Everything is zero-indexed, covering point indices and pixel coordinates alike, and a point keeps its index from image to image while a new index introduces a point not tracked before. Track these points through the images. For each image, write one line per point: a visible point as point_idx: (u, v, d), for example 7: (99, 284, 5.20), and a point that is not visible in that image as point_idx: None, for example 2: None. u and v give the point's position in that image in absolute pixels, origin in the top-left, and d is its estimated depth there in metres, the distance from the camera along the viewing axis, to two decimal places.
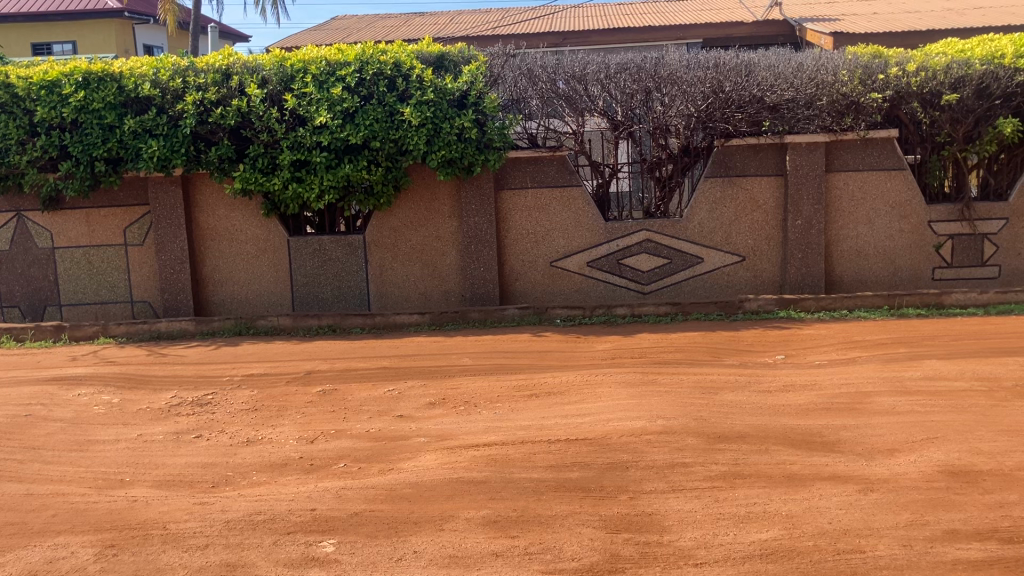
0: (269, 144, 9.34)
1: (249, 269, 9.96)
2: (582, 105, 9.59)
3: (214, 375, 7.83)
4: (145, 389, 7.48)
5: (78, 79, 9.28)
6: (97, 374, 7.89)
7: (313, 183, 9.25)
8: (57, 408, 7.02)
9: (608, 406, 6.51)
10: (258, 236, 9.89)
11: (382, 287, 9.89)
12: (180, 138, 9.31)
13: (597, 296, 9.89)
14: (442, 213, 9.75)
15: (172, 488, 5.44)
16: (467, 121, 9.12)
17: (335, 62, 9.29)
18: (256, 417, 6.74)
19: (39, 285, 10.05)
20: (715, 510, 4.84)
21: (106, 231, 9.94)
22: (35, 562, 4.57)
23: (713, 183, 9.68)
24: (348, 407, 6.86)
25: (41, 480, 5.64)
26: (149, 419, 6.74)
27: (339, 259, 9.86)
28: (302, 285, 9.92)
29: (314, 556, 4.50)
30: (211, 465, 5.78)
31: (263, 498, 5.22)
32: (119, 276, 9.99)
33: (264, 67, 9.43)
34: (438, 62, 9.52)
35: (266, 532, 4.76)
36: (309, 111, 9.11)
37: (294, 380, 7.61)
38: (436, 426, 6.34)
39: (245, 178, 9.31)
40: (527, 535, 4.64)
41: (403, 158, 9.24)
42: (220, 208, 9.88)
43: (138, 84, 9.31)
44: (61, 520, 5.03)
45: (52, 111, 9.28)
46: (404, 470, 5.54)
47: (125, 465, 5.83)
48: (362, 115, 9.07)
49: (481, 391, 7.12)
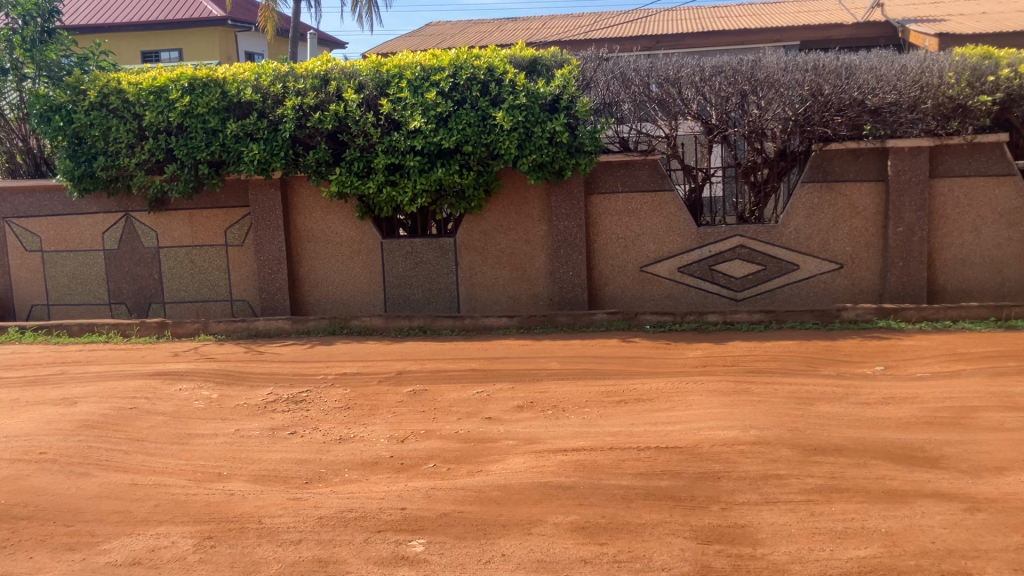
0: (364, 148, 9.49)
1: (342, 269, 10.16)
2: (675, 108, 9.50)
3: (309, 373, 8.00)
4: (243, 386, 7.70)
5: (184, 85, 9.64)
6: (199, 370, 8.15)
7: (406, 186, 9.39)
8: (161, 402, 7.28)
9: (699, 415, 6.39)
10: (353, 238, 10.08)
11: (472, 289, 9.96)
12: (279, 142, 9.53)
13: (689, 302, 9.75)
14: (532, 216, 9.76)
15: (267, 483, 5.58)
16: (559, 125, 9.09)
17: (430, 67, 9.36)
18: (348, 415, 6.87)
19: (145, 283, 10.45)
20: (810, 525, 4.71)
21: (209, 232, 10.27)
22: (138, 550, 4.73)
23: (811, 188, 9.45)
24: (437, 408, 6.92)
25: (145, 470, 5.85)
26: (246, 415, 6.94)
27: (429, 262, 9.97)
28: (394, 287, 10.06)
29: (403, 555, 4.55)
30: (305, 461, 5.91)
31: (354, 495, 5.31)
32: (220, 275, 10.32)
33: (361, 73, 9.55)
34: (530, 66, 9.52)
35: (357, 529, 4.83)
36: (403, 116, 9.25)
37: (385, 379, 7.72)
38: (524, 429, 6.33)
39: (341, 181, 9.50)
40: (615, 542, 4.60)
41: (495, 162, 9.32)
42: (316, 211, 10.11)
43: (240, 90, 9.59)
44: (162, 511, 5.20)
45: (159, 115, 9.66)
46: (492, 472, 5.56)
47: (223, 459, 6.01)
48: (455, 120, 9.17)
49: (570, 396, 7.08)
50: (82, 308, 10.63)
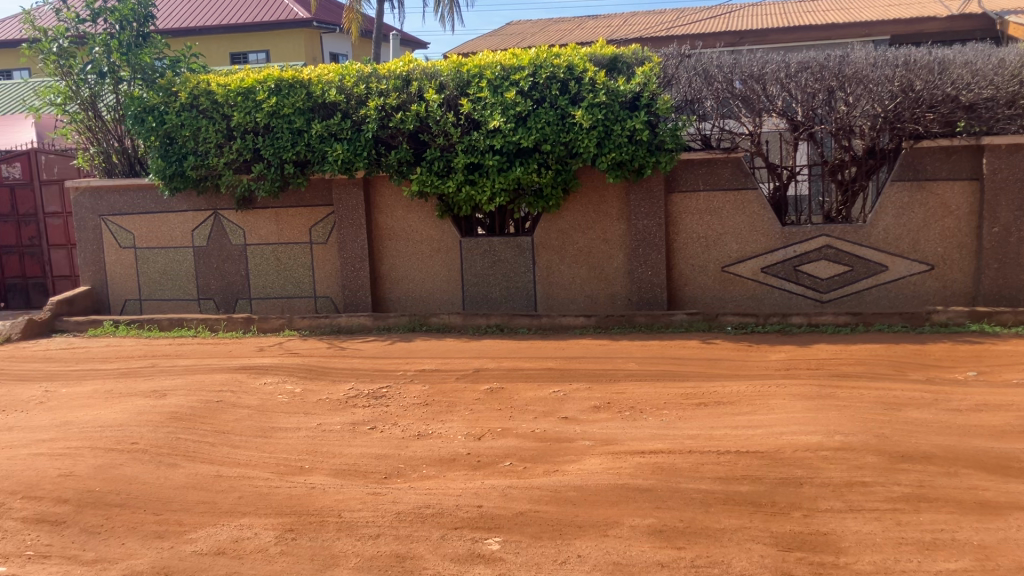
0: (444, 147, 9.58)
1: (423, 268, 10.26)
2: (759, 105, 9.31)
3: (388, 369, 8.11)
4: (325, 381, 7.85)
5: (271, 86, 9.86)
6: (283, 365, 8.33)
7: (484, 186, 9.43)
8: (246, 396, 7.47)
9: (781, 419, 6.26)
10: (433, 237, 10.17)
11: (550, 288, 9.95)
12: (362, 142, 9.70)
13: (772, 303, 9.55)
14: (611, 215, 9.70)
15: (347, 477, 5.68)
16: (639, 122, 9.02)
17: (509, 66, 9.36)
18: (427, 411, 6.93)
19: (232, 280, 10.73)
20: (896, 534, 4.57)
21: (294, 230, 10.49)
22: (223, 540, 4.85)
23: (900, 187, 9.14)
24: (514, 407, 6.93)
25: (230, 462, 6.01)
26: (328, 410, 7.07)
27: (508, 261, 9.99)
28: (473, 285, 10.12)
29: (479, 553, 4.57)
30: (384, 457, 5.99)
31: (432, 492, 5.35)
32: (304, 272, 10.53)
33: (442, 73, 9.65)
34: (611, 64, 9.45)
35: (434, 526, 4.87)
36: (483, 115, 9.29)
37: (463, 376, 7.77)
38: (601, 430, 6.29)
39: (422, 180, 9.61)
40: (693, 547, 4.53)
41: (574, 160, 9.29)
42: (397, 210, 10.23)
43: (325, 91, 9.78)
44: (246, 502, 5.33)
45: (247, 116, 9.92)
46: (569, 472, 5.55)
47: (305, 452, 6.14)
48: (535, 119, 9.18)
49: (648, 398, 7.01)
50: (172, 303, 10.98)
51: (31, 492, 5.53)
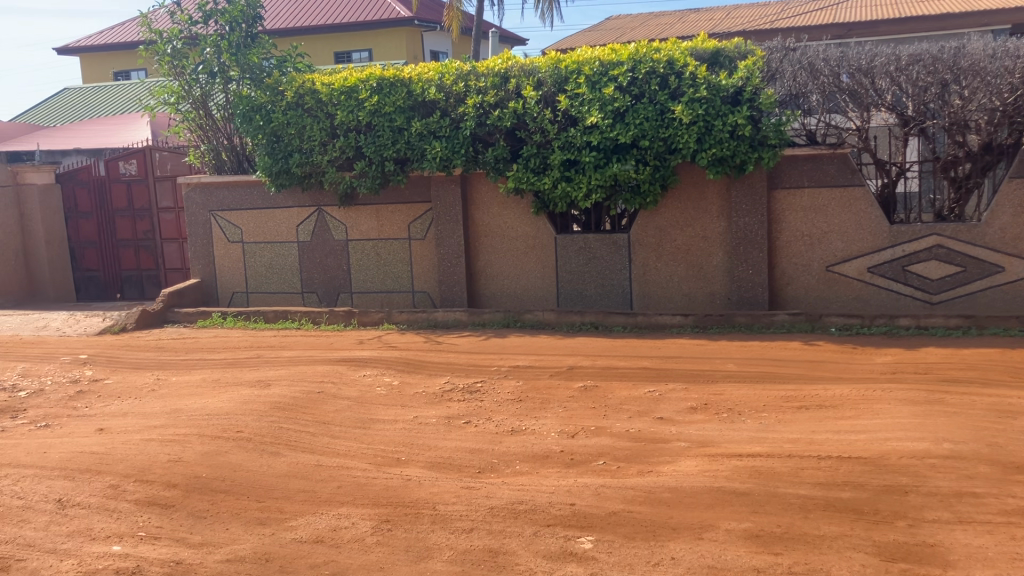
0: (541, 144, 9.61)
1: (519, 264, 10.30)
2: (867, 99, 9.01)
3: (484, 364, 8.17)
4: (422, 374, 7.97)
5: (373, 85, 10.07)
6: (382, 358, 8.50)
7: (581, 182, 9.41)
8: (346, 387, 7.65)
9: (886, 424, 6.05)
10: (529, 233, 10.20)
11: (647, 286, 9.85)
12: (461, 139, 9.79)
13: (878, 304, 9.24)
14: (711, 212, 9.53)
15: (442, 470, 5.75)
16: (741, 117, 8.82)
17: (608, 62, 9.31)
18: (521, 407, 6.96)
19: (334, 274, 11.00)
20: (1009, 549, 4.36)
21: (393, 226, 10.68)
22: (322, 529, 4.98)
23: (1019, 184, 8.71)
24: (609, 405, 6.89)
25: (330, 452, 6.17)
26: (424, 403, 7.17)
27: (604, 258, 9.94)
28: (568, 282, 10.10)
29: (572, 551, 4.56)
30: (478, 451, 6.04)
31: (525, 488, 5.37)
32: (403, 268, 10.71)
33: (540, 69, 9.62)
34: (712, 59, 9.29)
35: (527, 522, 4.89)
36: (580, 112, 9.27)
37: (557, 373, 7.77)
38: (697, 431, 6.20)
39: (518, 177, 9.65)
40: (791, 553, 4.43)
41: (672, 157, 9.17)
42: (494, 206, 10.29)
43: (425, 89, 9.92)
44: (345, 492, 5.46)
45: (349, 114, 10.16)
46: (663, 473, 5.49)
47: (402, 445, 6.24)
48: (633, 115, 9.10)
49: (746, 399, 6.87)
50: (277, 295, 11.31)
51: (143, 475, 5.79)
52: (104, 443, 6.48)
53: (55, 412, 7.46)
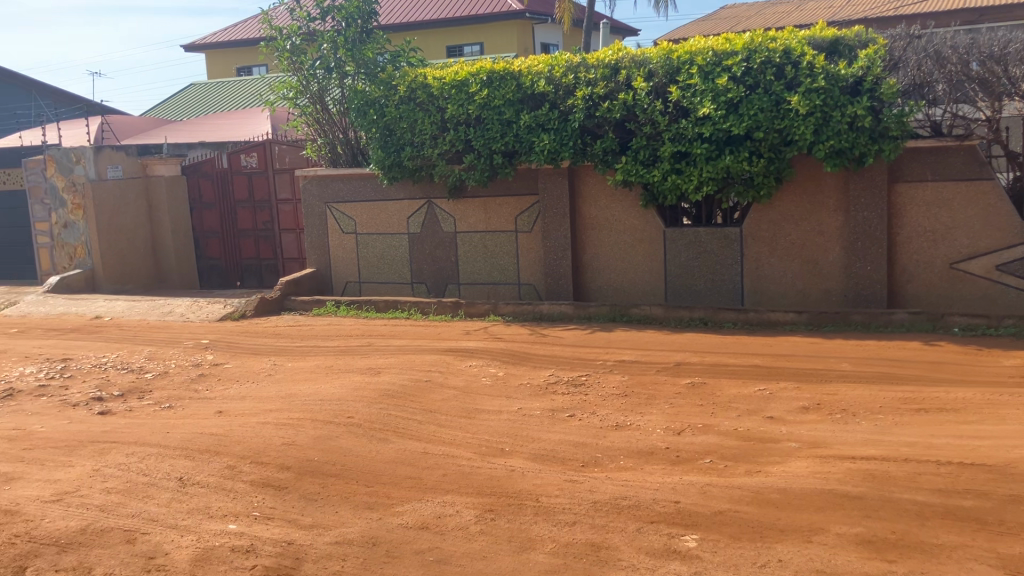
0: (651, 136, 9.49)
1: (626, 258, 10.22)
2: (999, 88, 8.52)
3: (589, 358, 8.15)
4: (527, 366, 8.01)
5: (483, 79, 10.17)
6: (488, 349, 8.58)
7: (692, 175, 9.26)
8: (452, 377, 7.76)
9: (1013, 431, 5.74)
10: (637, 227, 10.10)
11: (758, 282, 9.63)
12: (569, 132, 9.77)
13: (1007, 304, 8.78)
14: (827, 207, 9.23)
15: (546, 463, 5.77)
16: (861, 108, 8.52)
17: (722, 52, 9.12)
18: (626, 402, 6.91)
19: (442, 265, 11.15)
20: None
21: (501, 218, 10.74)
22: (427, 515, 5.07)
23: None
24: (716, 403, 6.77)
25: (436, 440, 6.26)
26: (529, 395, 7.21)
27: (714, 252, 9.76)
28: (677, 276, 9.96)
29: (675, 548, 4.51)
30: (582, 445, 6.03)
31: (629, 483, 5.34)
32: (509, 260, 10.77)
33: (651, 60, 9.49)
34: (831, 47, 8.98)
35: (630, 518, 4.85)
36: (692, 103, 9.13)
37: (664, 369, 7.68)
38: (808, 432, 6.03)
39: (627, 170, 9.56)
40: (906, 561, 4.25)
41: (787, 149, 8.93)
42: (602, 199, 10.24)
43: (534, 81, 9.91)
44: (450, 480, 5.54)
45: (460, 107, 10.31)
46: (772, 474, 5.36)
47: (506, 435, 6.29)
48: (747, 106, 8.90)
49: (861, 400, 6.63)
50: (388, 286, 11.56)
51: (259, 457, 6.01)
52: (223, 425, 6.75)
53: (178, 394, 7.82)
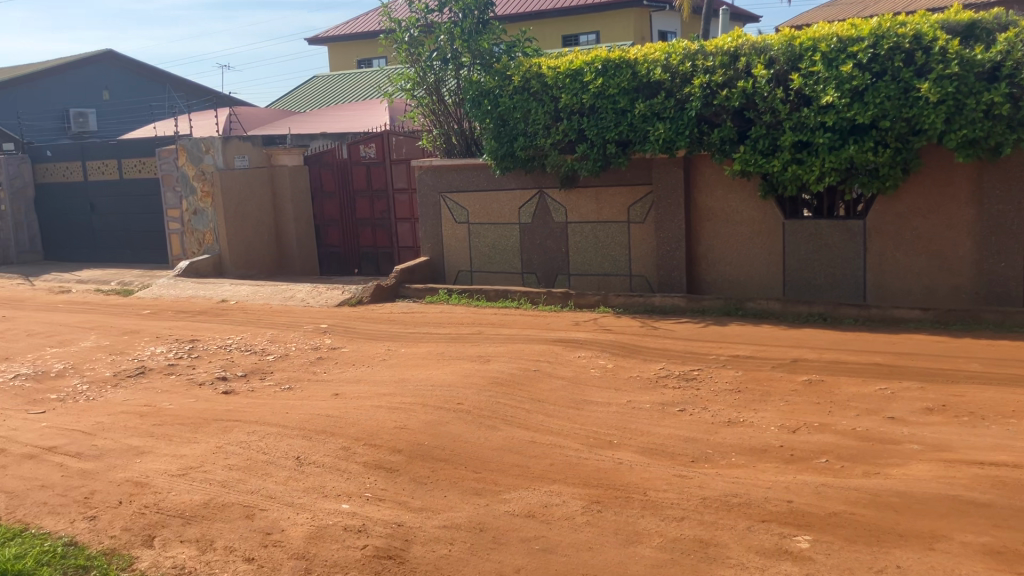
0: (771, 125, 9.23)
1: (742, 250, 10.00)
2: None
3: (702, 352, 8.00)
4: (637, 359, 7.93)
5: (598, 67, 10.11)
6: (598, 340, 8.54)
7: (813, 165, 8.96)
8: (561, 367, 7.76)
9: None
10: (754, 218, 9.86)
11: (881, 277, 9.24)
12: (685, 120, 9.58)
13: None
14: (958, 199, 8.77)
15: (655, 457, 5.70)
16: (999, 95, 8.08)
17: (847, 38, 8.81)
18: (739, 398, 6.76)
19: (553, 256, 11.15)
20: None
21: (613, 209, 10.66)
22: (533, 504, 5.08)
23: None
24: (834, 401, 6.55)
25: (544, 430, 6.27)
26: (639, 388, 7.14)
27: (836, 245, 9.43)
28: (795, 270, 9.68)
29: (787, 549, 4.38)
30: (692, 440, 5.93)
31: (740, 480, 5.22)
32: (621, 251, 10.69)
33: (772, 47, 9.24)
34: (966, 31, 8.53)
35: (740, 516, 4.74)
36: (815, 91, 8.83)
37: (779, 365, 7.47)
38: (932, 434, 5.76)
39: (745, 160, 9.33)
40: None
41: (916, 138, 8.52)
42: (718, 189, 10.03)
43: (650, 70, 9.81)
44: (557, 470, 5.54)
45: (574, 96, 10.27)
46: (892, 476, 5.14)
47: (614, 428, 6.24)
48: (873, 93, 8.55)
49: (992, 403, 6.29)
50: (499, 275, 11.64)
51: (371, 439, 6.15)
52: (338, 407, 6.94)
53: (297, 376, 8.10)
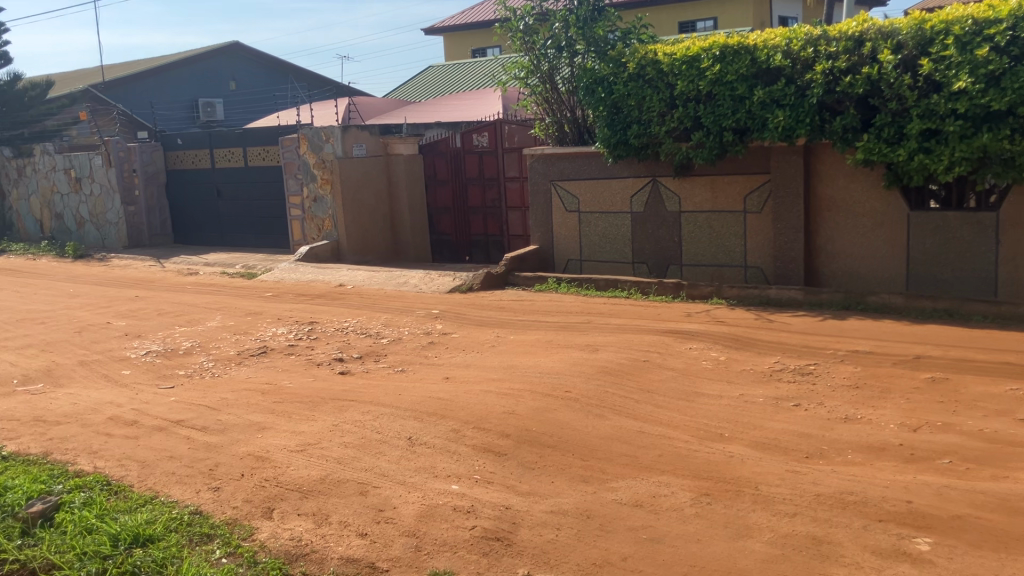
0: (898, 112, 8.89)
1: (863, 242, 9.65)
2: None
3: (818, 346, 7.78)
4: (751, 352, 7.78)
5: (716, 53, 9.89)
6: (709, 332, 8.41)
7: (942, 154, 8.57)
8: (672, 358, 7.68)
9: None
10: (877, 208, 9.52)
11: (1014, 272, 8.74)
12: (806, 108, 9.30)
13: None
14: None
15: (767, 451, 5.58)
16: None
17: (984, 20, 8.35)
18: (858, 394, 6.55)
19: (666, 245, 11.02)
20: None
21: (728, 198, 10.47)
22: (641, 494, 5.06)
23: None
24: (960, 400, 6.27)
25: (653, 421, 6.23)
26: (752, 381, 7.01)
27: (965, 239, 8.98)
28: (920, 263, 9.28)
29: (905, 550, 4.23)
30: (807, 436, 5.78)
31: (857, 478, 5.06)
32: (736, 242, 10.48)
33: (901, 31, 8.88)
34: None
35: (856, 514, 4.61)
36: (946, 76, 8.44)
37: (901, 362, 7.19)
38: None
39: (868, 148, 9.00)
40: None
41: None
42: (839, 179, 9.72)
43: (769, 56, 9.54)
44: (666, 461, 5.50)
45: (690, 83, 10.10)
46: (1021, 480, 4.90)
47: (725, 421, 6.14)
48: (1010, 78, 8.09)
49: None
50: (610, 265, 11.58)
51: (481, 423, 6.24)
52: (449, 391, 7.06)
53: (410, 359, 8.27)
